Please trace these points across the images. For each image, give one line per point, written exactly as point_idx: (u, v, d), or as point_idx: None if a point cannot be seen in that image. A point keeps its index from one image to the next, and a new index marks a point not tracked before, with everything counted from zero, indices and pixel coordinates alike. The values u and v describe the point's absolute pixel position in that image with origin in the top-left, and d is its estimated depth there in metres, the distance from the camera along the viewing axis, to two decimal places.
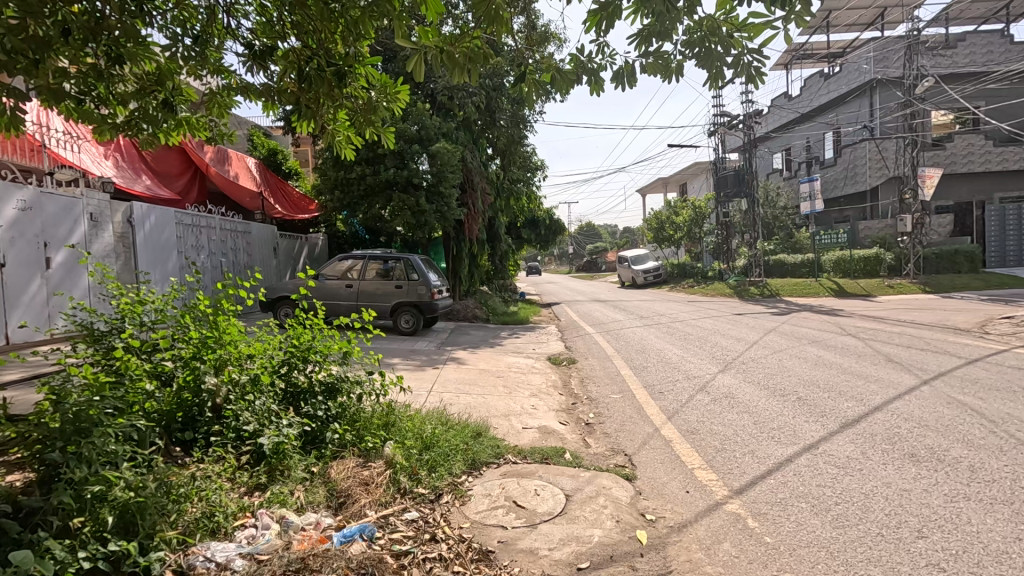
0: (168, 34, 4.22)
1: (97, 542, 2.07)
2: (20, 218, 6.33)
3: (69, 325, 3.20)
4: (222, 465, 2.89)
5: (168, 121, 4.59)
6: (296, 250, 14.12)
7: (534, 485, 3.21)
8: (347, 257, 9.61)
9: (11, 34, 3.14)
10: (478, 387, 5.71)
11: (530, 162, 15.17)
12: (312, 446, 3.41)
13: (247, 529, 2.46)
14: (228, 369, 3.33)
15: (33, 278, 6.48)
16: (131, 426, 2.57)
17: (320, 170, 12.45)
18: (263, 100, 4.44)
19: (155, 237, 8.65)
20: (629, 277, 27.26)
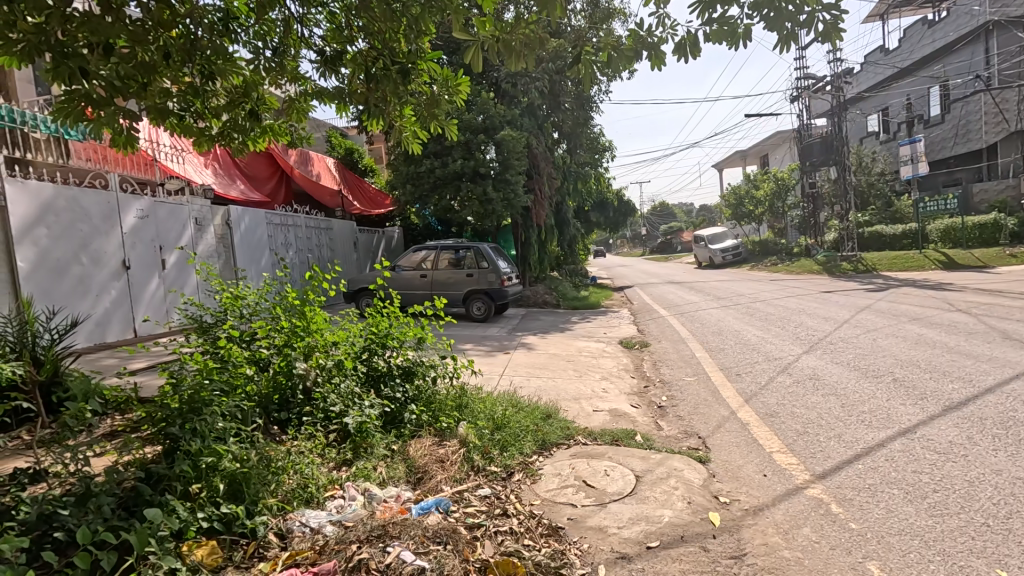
0: (252, 49, 4.60)
1: (212, 505, 2.35)
2: (138, 225, 7.17)
3: (183, 318, 3.60)
4: (313, 442, 3.19)
5: (254, 129, 4.97)
6: (374, 244, 14.85)
7: (603, 466, 3.23)
8: (421, 248, 9.98)
9: (125, 63, 3.61)
10: (548, 371, 5.79)
11: (596, 144, 14.90)
12: (392, 426, 3.65)
13: (337, 499, 2.69)
14: (316, 355, 3.63)
15: (151, 277, 7.31)
16: (235, 406, 2.90)
17: (392, 166, 12.97)
18: (337, 102, 4.71)
19: (251, 237, 9.45)
20: (706, 257, 26.12)
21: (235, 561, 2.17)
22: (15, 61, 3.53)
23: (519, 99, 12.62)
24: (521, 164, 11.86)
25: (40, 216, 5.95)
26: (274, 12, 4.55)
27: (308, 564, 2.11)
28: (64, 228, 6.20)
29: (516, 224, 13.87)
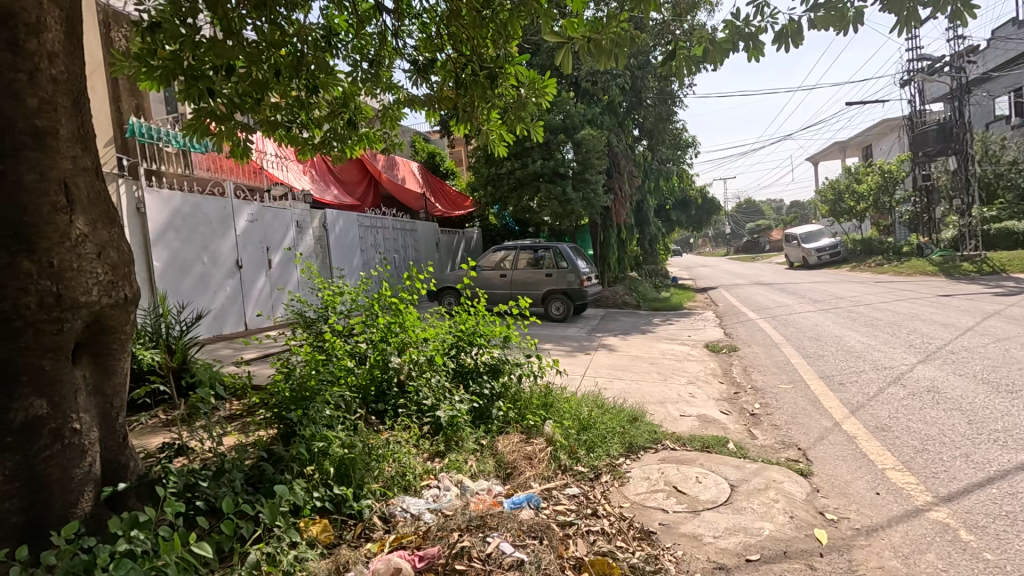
0: (351, 62, 4.91)
1: (324, 486, 2.55)
2: (249, 228, 7.89)
3: (290, 313, 3.90)
4: (408, 432, 3.36)
5: (351, 137, 5.28)
6: (455, 245, 15.30)
7: (693, 472, 3.15)
8: (500, 249, 10.17)
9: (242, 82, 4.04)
10: (631, 373, 5.69)
11: (680, 140, 14.41)
12: (480, 421, 3.77)
13: (432, 489, 2.82)
14: (409, 350, 3.83)
15: (259, 276, 8.01)
16: (339, 396, 3.11)
17: (473, 168, 13.28)
18: (427, 109, 4.93)
19: (344, 238, 10.10)
20: (798, 257, 24.42)
21: (346, 539, 2.33)
22: (152, 86, 4.11)
23: (599, 97, 12.46)
24: (601, 163, 11.72)
25: (170, 221, 6.70)
26: (371, 26, 4.83)
27: (413, 548, 2.20)
28: (189, 231, 6.93)
29: (594, 224, 13.72)
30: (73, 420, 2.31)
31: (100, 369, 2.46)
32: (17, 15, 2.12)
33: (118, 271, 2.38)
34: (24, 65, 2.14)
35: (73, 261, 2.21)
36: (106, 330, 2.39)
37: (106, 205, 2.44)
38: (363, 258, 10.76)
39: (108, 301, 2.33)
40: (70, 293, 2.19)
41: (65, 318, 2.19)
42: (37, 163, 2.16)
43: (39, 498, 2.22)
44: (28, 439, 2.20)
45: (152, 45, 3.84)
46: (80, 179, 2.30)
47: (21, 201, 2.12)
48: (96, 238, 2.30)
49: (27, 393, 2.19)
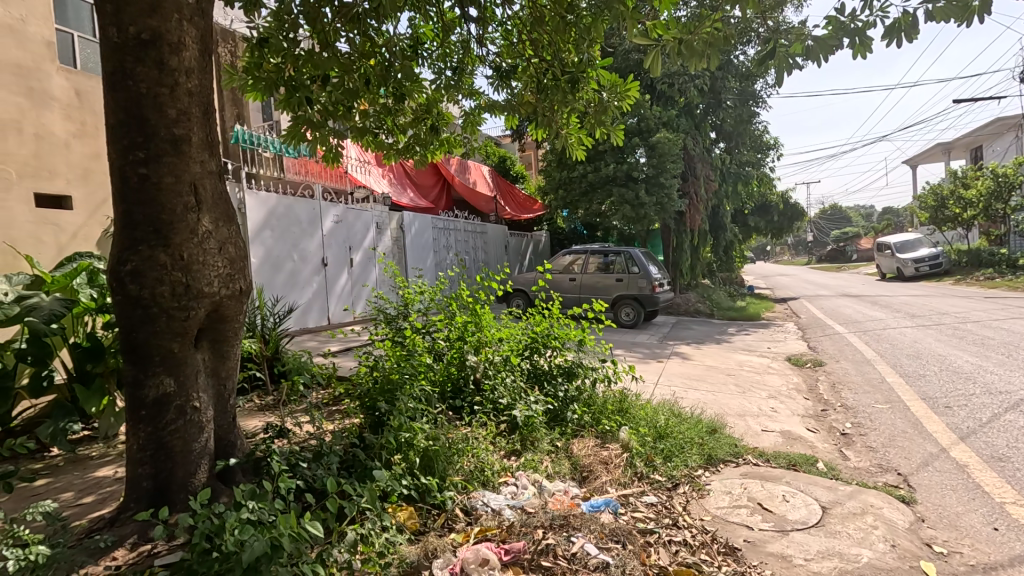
0: (435, 70, 5.10)
1: (410, 475, 2.67)
2: (334, 228, 8.36)
3: (371, 309, 3.96)
4: (485, 429, 3.44)
5: (433, 142, 5.45)
6: (523, 248, 15.42)
7: (779, 489, 3.00)
8: (568, 253, 10.16)
9: (336, 91, 4.32)
10: (707, 383, 5.49)
11: (761, 143, 13.74)
12: (555, 423, 3.79)
13: (510, 486, 2.88)
14: (485, 350, 3.92)
15: (342, 274, 8.47)
16: (421, 391, 3.24)
17: (544, 171, 13.34)
18: (506, 114, 4.99)
19: (418, 239, 10.47)
20: (891, 268, 22.52)
21: (431, 527, 2.42)
22: (256, 97, 4.47)
23: (676, 99, 12.15)
24: (676, 167, 11.42)
25: (267, 221, 7.19)
26: (455, 35, 4.99)
27: (498, 541, 2.25)
28: (282, 230, 7.43)
29: (667, 229, 13.35)
30: (193, 399, 2.56)
31: (216, 353, 2.70)
32: (164, 36, 2.39)
33: (235, 265, 2.61)
34: (167, 80, 2.40)
35: (200, 255, 2.46)
36: (223, 319, 2.63)
37: (227, 206, 2.68)
38: (436, 258, 11.09)
39: (226, 292, 2.56)
40: (196, 284, 2.43)
41: (191, 306, 2.43)
42: (173, 167, 2.41)
43: (165, 467, 2.48)
44: (158, 413, 2.46)
45: (259, 59, 4.19)
46: (207, 182, 2.55)
47: (160, 201, 2.38)
48: (218, 235, 2.55)
49: (159, 372, 2.45)
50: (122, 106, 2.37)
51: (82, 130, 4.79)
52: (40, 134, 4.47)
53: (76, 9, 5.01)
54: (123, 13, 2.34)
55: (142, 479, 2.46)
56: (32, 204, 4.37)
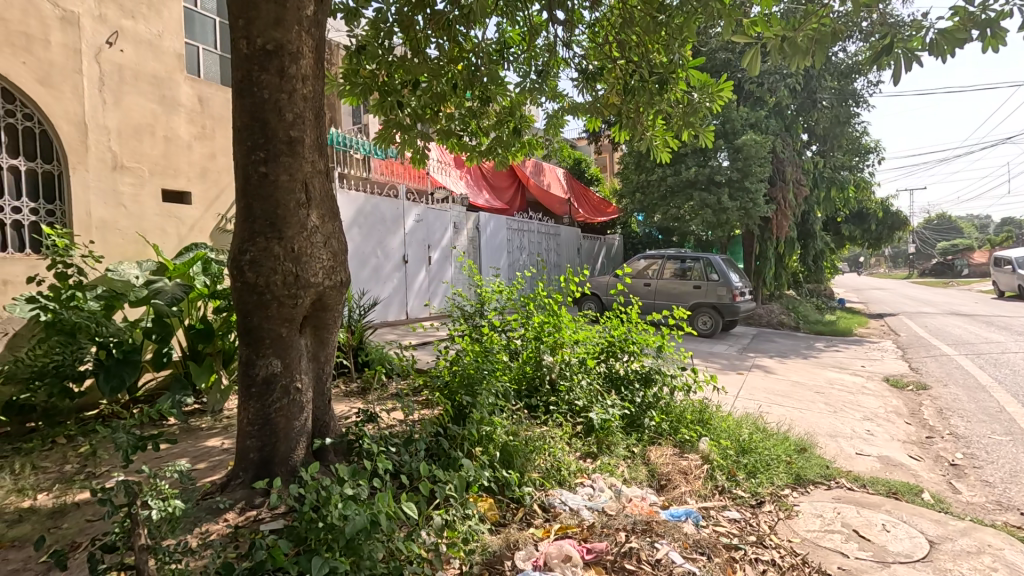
0: (520, 72, 5.16)
1: (490, 467, 2.74)
2: (415, 228, 8.71)
3: (449, 306, 4.07)
4: (561, 429, 3.46)
5: (515, 144, 5.50)
6: (596, 251, 15.24)
7: (877, 517, 2.79)
8: (642, 257, 9.97)
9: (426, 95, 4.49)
10: (793, 400, 5.19)
11: (861, 146, 12.74)
12: (631, 429, 3.75)
13: (586, 487, 2.88)
14: (561, 350, 3.91)
15: (420, 271, 8.81)
16: (499, 388, 3.30)
17: (622, 174, 13.11)
18: (589, 116, 4.95)
19: (493, 240, 10.66)
20: (1010, 286, 20.13)
21: (511, 520, 2.48)
22: (352, 102, 4.74)
23: (765, 99, 11.55)
24: (763, 171, 10.86)
25: (355, 218, 7.58)
26: (541, 39, 5.03)
27: (579, 539, 2.27)
28: (369, 228, 7.81)
29: (750, 235, 12.71)
30: (296, 380, 2.76)
31: (317, 339, 2.91)
32: (285, 46, 2.61)
33: (337, 258, 2.81)
34: (286, 87, 2.62)
35: (308, 248, 2.66)
36: (325, 308, 2.83)
37: (332, 202, 2.88)
38: (510, 259, 11.24)
39: (329, 283, 2.76)
40: (304, 274, 2.64)
41: (300, 294, 2.64)
42: (288, 166, 2.62)
43: (270, 441, 2.69)
44: (266, 390, 2.69)
45: (356, 65, 4.46)
46: (316, 180, 2.75)
47: (276, 197, 2.59)
48: (324, 230, 2.75)
49: (268, 354, 2.68)
50: (248, 110, 2.61)
51: (202, 133, 5.22)
52: (169, 135, 4.92)
53: (202, 24, 5.48)
54: (252, 26, 2.57)
55: (250, 451, 2.68)
56: (159, 199, 4.85)
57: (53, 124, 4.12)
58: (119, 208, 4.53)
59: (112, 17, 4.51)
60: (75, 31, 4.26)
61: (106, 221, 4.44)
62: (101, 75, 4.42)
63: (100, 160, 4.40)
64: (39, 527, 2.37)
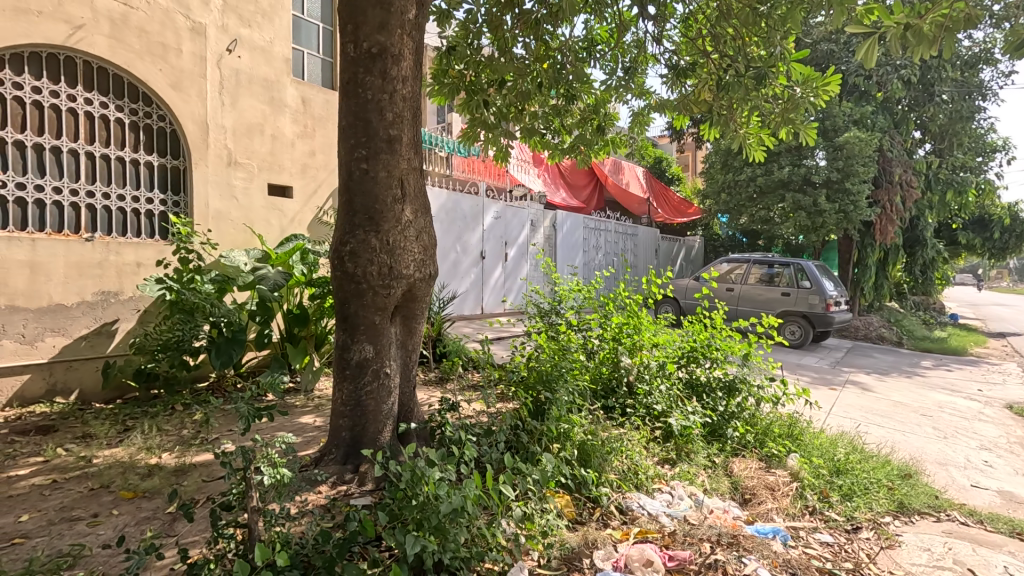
0: (607, 69, 5.05)
1: (568, 465, 2.76)
2: (494, 224, 8.86)
3: (526, 303, 4.08)
4: (638, 432, 3.41)
5: (598, 142, 5.41)
6: (675, 252, 14.73)
7: (997, 558, 2.51)
8: (725, 260, 9.56)
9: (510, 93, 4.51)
10: (896, 421, 4.76)
11: (985, 144, 11.38)
12: (713, 438, 3.62)
13: (664, 493, 2.83)
14: (640, 353, 3.83)
15: (497, 267, 8.95)
16: (577, 386, 3.30)
17: (707, 173, 12.54)
18: (677, 113, 4.77)
19: (569, 238, 10.62)
20: None
21: (587, 519, 2.49)
22: (440, 101, 4.90)
23: (873, 94, 10.61)
24: (867, 171, 10.01)
25: (438, 214, 7.83)
26: (629, 35, 4.93)
27: (661, 545, 2.24)
28: (450, 223, 8.04)
29: (848, 241, 11.77)
30: (385, 366, 2.91)
31: (406, 328, 3.05)
32: (388, 49, 2.74)
33: (427, 251, 2.93)
34: (388, 87, 2.76)
35: (402, 241, 2.79)
36: (414, 298, 2.96)
37: (424, 199, 3.01)
38: (585, 258, 11.14)
39: (419, 275, 2.89)
40: (398, 266, 2.77)
41: (393, 285, 2.78)
42: (387, 163, 2.76)
43: (360, 421, 2.86)
44: (359, 373, 2.86)
45: (445, 66, 4.60)
46: (410, 177, 2.88)
47: (375, 192, 2.74)
48: (417, 224, 2.88)
49: (363, 340, 2.84)
50: (352, 110, 2.78)
51: (305, 132, 5.60)
52: (276, 134, 5.33)
53: (308, 30, 5.87)
54: (360, 31, 2.73)
55: (342, 429, 2.87)
56: (265, 193, 5.26)
57: (181, 124, 4.61)
58: (232, 201, 4.97)
59: (232, 26, 4.96)
60: (202, 40, 4.72)
61: (221, 212, 4.88)
62: (221, 79, 4.87)
63: (217, 157, 4.86)
64: (165, 483, 2.68)
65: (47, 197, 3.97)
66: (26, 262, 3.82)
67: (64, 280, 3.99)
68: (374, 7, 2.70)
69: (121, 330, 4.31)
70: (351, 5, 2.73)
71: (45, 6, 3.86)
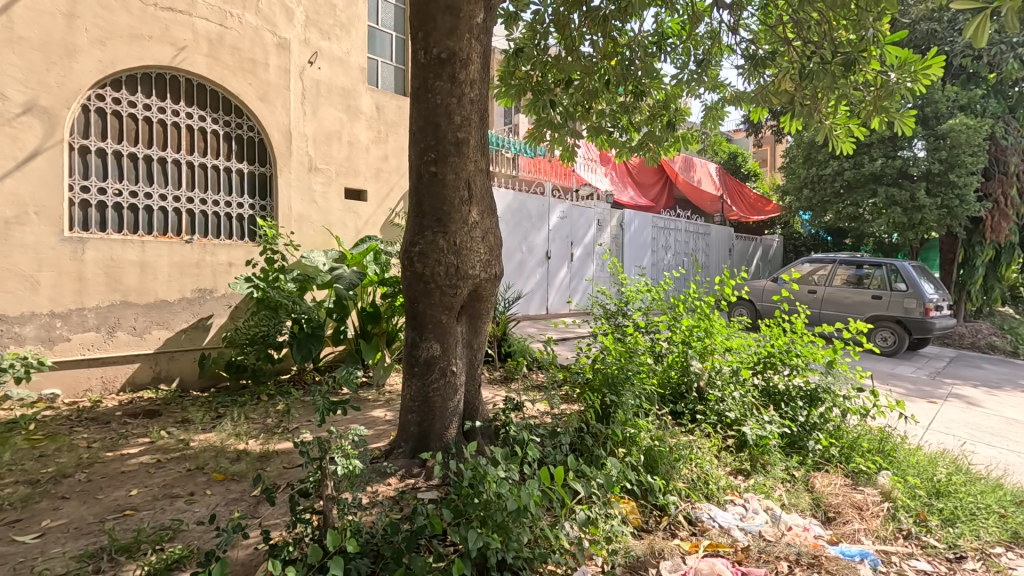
0: (678, 63, 4.85)
1: (635, 471, 2.69)
2: (559, 224, 8.83)
3: (591, 303, 4.01)
4: (710, 440, 3.27)
5: (668, 139, 5.18)
6: (752, 252, 13.99)
7: None
8: (807, 261, 9.05)
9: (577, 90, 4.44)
10: (1010, 441, 4.25)
11: None
12: (792, 450, 3.41)
13: (737, 506, 2.70)
14: (712, 358, 3.66)
15: (563, 268, 8.91)
16: (643, 390, 3.21)
17: (787, 168, 11.80)
18: (755, 105, 4.51)
19: (637, 238, 10.38)
20: None
21: (653, 527, 2.43)
22: (507, 102, 4.93)
23: (983, 76, 9.55)
24: (976, 161, 9.04)
25: (504, 215, 7.89)
26: (703, 25, 4.72)
27: (733, 560, 2.16)
28: (516, 223, 8.09)
29: (952, 239, 10.67)
30: (451, 364, 2.97)
31: (472, 327, 3.09)
32: (457, 54, 2.80)
33: (492, 252, 2.97)
34: (456, 91, 2.82)
35: (468, 242, 2.84)
36: (480, 298, 3.01)
37: (491, 200, 3.04)
38: (654, 258, 10.83)
39: (485, 276, 2.93)
40: (464, 266, 2.82)
41: (459, 284, 2.83)
42: (455, 165, 2.82)
43: (427, 418, 2.94)
44: (427, 371, 2.94)
45: (513, 67, 4.63)
46: (478, 179, 2.93)
47: (443, 194, 2.80)
48: (483, 225, 2.92)
49: (430, 338, 2.92)
50: (422, 115, 2.85)
51: (378, 137, 5.83)
52: (352, 141, 5.59)
53: (382, 39, 6.11)
54: (430, 38, 2.80)
55: (411, 424, 2.96)
56: (342, 197, 5.54)
57: (268, 134, 4.95)
58: (312, 205, 5.27)
59: (313, 40, 5.26)
60: (287, 55, 5.05)
61: (302, 215, 5.20)
62: (303, 90, 5.18)
63: (299, 163, 5.17)
64: (251, 467, 2.89)
65: (154, 204, 4.40)
66: (137, 262, 4.25)
67: (168, 277, 4.40)
68: (444, 13, 2.76)
69: (215, 325, 4.69)
70: (421, 13, 2.81)
71: (154, 31, 4.28)
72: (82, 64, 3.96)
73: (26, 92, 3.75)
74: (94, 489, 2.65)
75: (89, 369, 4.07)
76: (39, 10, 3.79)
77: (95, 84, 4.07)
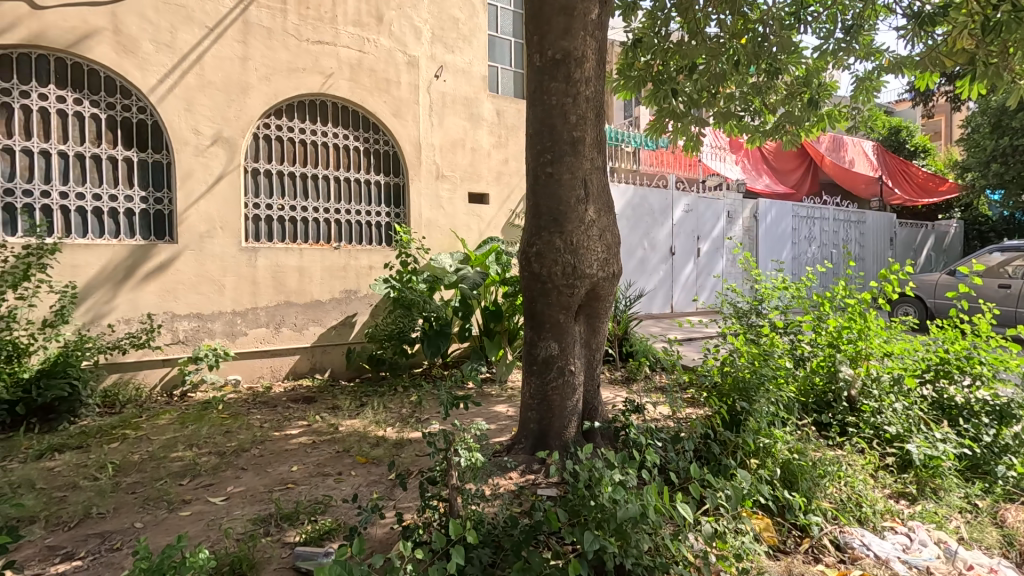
0: (821, 33, 4.34)
1: (771, 484, 2.48)
2: (684, 218, 8.39)
3: (720, 302, 3.71)
4: (863, 457, 2.88)
5: (810, 119, 4.64)
6: (920, 240, 12.05)
7: None
8: (997, 250, 7.55)
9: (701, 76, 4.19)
10: None
11: None
12: (974, 474, 2.89)
13: (899, 535, 2.36)
14: (866, 364, 3.22)
15: (688, 264, 8.46)
16: (780, 396, 2.92)
17: (969, 139, 9.96)
18: (920, 71, 3.90)
19: (774, 229, 9.49)
20: None
21: (792, 549, 2.23)
22: (625, 96, 4.72)
23: None
24: None
25: (624, 211, 7.68)
26: None
27: None
28: (637, 219, 7.84)
29: None
30: (569, 364, 2.98)
31: (590, 327, 3.06)
32: (572, 53, 2.80)
33: (610, 250, 2.91)
34: (571, 90, 2.82)
35: (586, 241, 2.82)
36: (598, 298, 2.97)
37: (608, 198, 3.00)
38: (795, 251, 9.83)
39: (602, 275, 2.89)
40: (581, 265, 2.81)
41: (576, 283, 2.83)
42: (570, 165, 2.83)
43: (546, 416, 2.98)
44: (545, 370, 2.97)
45: (632, 59, 4.52)
46: (594, 176, 2.90)
47: (560, 194, 2.82)
48: (600, 223, 2.88)
49: (548, 337, 2.95)
50: (538, 117, 2.89)
51: (499, 142, 6.03)
52: (475, 147, 5.84)
53: (501, 46, 6.31)
54: (545, 40, 2.83)
55: (530, 421, 3.02)
56: (467, 201, 5.82)
57: (400, 146, 5.37)
58: (440, 210, 5.62)
59: (439, 54, 5.59)
60: (416, 71, 5.44)
61: (431, 220, 5.56)
62: (430, 102, 5.54)
63: (428, 172, 5.54)
64: (388, 453, 3.17)
65: (309, 216, 5.01)
66: (297, 267, 4.87)
67: (321, 280, 4.99)
68: (558, 14, 2.78)
69: (358, 322, 5.21)
70: (537, 16, 2.84)
71: (307, 64, 4.88)
72: (253, 99, 4.65)
73: (214, 126, 4.49)
74: (265, 463, 3.10)
75: (261, 359, 4.76)
76: (222, 58, 4.51)
77: (262, 114, 4.74)
